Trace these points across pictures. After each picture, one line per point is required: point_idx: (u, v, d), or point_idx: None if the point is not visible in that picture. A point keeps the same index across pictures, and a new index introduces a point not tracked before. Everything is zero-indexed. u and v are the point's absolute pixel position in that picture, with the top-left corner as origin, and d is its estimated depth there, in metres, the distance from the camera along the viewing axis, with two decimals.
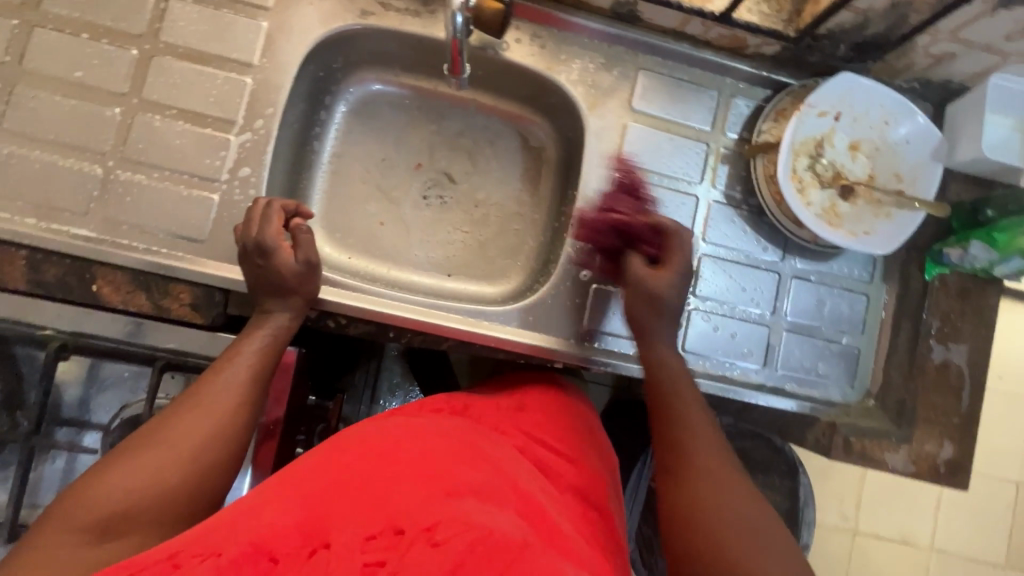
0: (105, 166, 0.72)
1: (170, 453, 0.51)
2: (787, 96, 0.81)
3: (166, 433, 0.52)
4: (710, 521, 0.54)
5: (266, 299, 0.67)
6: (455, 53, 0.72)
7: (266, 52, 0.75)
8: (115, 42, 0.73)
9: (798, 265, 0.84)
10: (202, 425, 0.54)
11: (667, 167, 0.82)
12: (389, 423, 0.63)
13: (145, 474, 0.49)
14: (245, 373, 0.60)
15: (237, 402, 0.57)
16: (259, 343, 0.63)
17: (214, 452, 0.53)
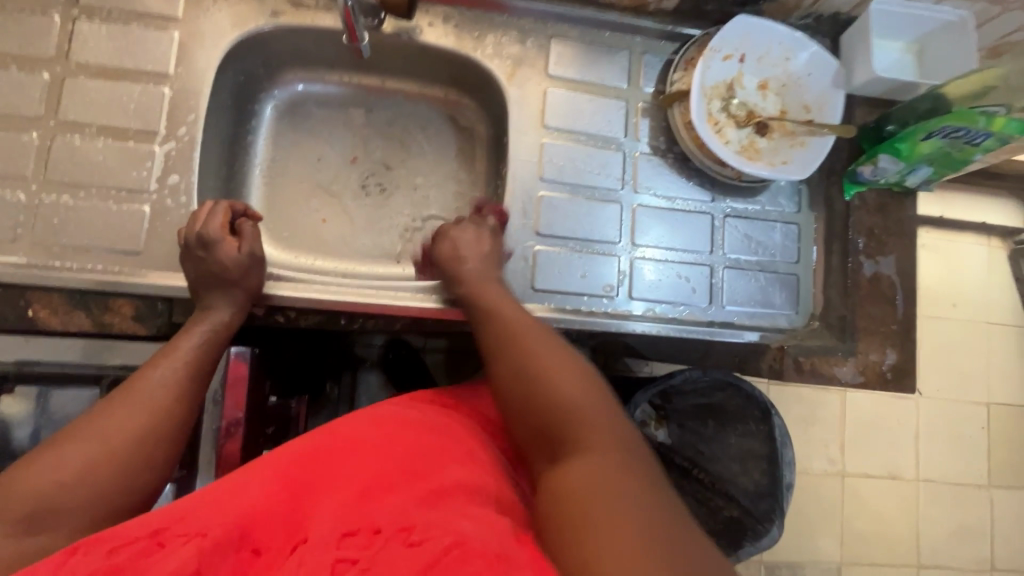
0: (28, 190, 0.71)
1: (95, 446, 0.50)
2: (694, 45, 0.85)
3: (91, 429, 0.52)
4: (531, 416, 0.55)
5: (206, 296, 0.67)
6: (350, 21, 0.71)
7: (181, 61, 0.76)
8: (24, 68, 0.73)
9: (729, 204, 0.87)
10: (131, 422, 0.54)
11: (591, 126, 0.85)
12: (385, 414, 0.61)
13: (70, 471, 0.47)
14: (179, 370, 0.60)
15: (168, 400, 0.57)
16: (195, 343, 0.63)
17: (145, 450, 0.53)
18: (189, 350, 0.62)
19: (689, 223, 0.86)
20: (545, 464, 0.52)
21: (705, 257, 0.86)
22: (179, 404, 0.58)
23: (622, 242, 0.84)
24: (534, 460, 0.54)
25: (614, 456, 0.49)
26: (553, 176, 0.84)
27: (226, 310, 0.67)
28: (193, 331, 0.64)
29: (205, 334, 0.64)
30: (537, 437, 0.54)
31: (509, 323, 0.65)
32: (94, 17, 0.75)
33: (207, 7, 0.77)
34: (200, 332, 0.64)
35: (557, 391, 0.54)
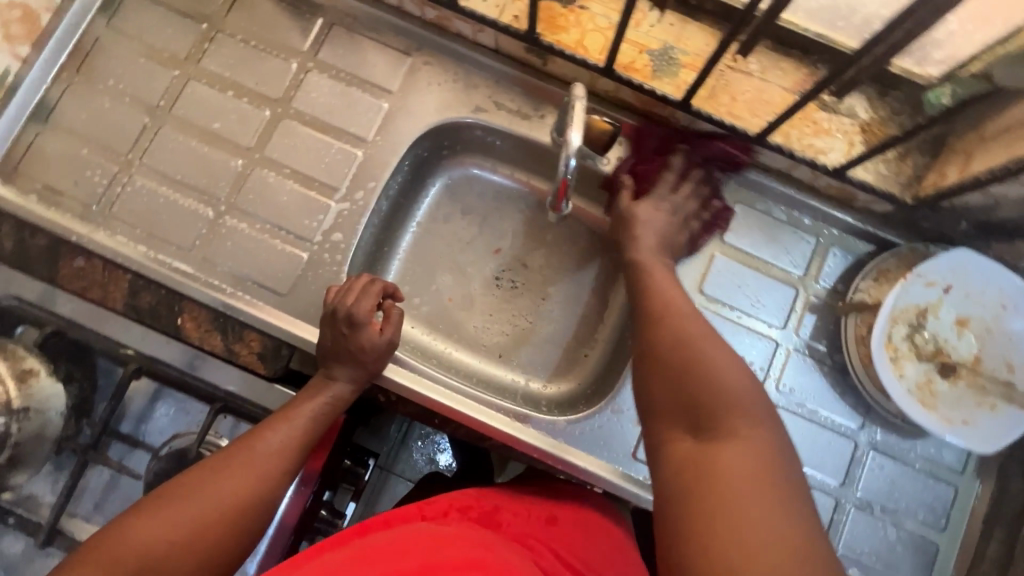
0: (217, 211, 0.78)
1: (211, 507, 0.53)
2: (893, 256, 0.76)
3: (209, 485, 0.55)
4: (675, 393, 0.55)
5: (331, 368, 0.69)
6: (562, 188, 0.69)
7: (381, 129, 0.81)
8: (253, 102, 0.81)
9: (879, 436, 0.77)
10: (224, 496, 0.55)
11: (749, 303, 0.79)
12: (416, 529, 0.55)
13: (180, 531, 0.51)
14: (285, 443, 0.61)
15: (262, 475, 0.58)
16: (307, 416, 0.64)
17: (246, 512, 0.55)
18: (301, 421, 0.64)
19: (827, 444, 0.77)
20: (676, 440, 0.52)
21: (833, 487, 0.76)
22: (272, 484, 0.58)
23: None
24: (663, 438, 0.54)
25: (768, 446, 0.48)
26: None
27: (342, 386, 0.68)
28: (311, 401, 0.66)
29: (316, 407, 0.66)
30: (680, 408, 0.53)
31: (679, 311, 0.63)
32: (324, 72, 0.81)
33: (420, 87, 0.82)
34: (315, 401, 0.66)
35: (716, 384, 0.52)
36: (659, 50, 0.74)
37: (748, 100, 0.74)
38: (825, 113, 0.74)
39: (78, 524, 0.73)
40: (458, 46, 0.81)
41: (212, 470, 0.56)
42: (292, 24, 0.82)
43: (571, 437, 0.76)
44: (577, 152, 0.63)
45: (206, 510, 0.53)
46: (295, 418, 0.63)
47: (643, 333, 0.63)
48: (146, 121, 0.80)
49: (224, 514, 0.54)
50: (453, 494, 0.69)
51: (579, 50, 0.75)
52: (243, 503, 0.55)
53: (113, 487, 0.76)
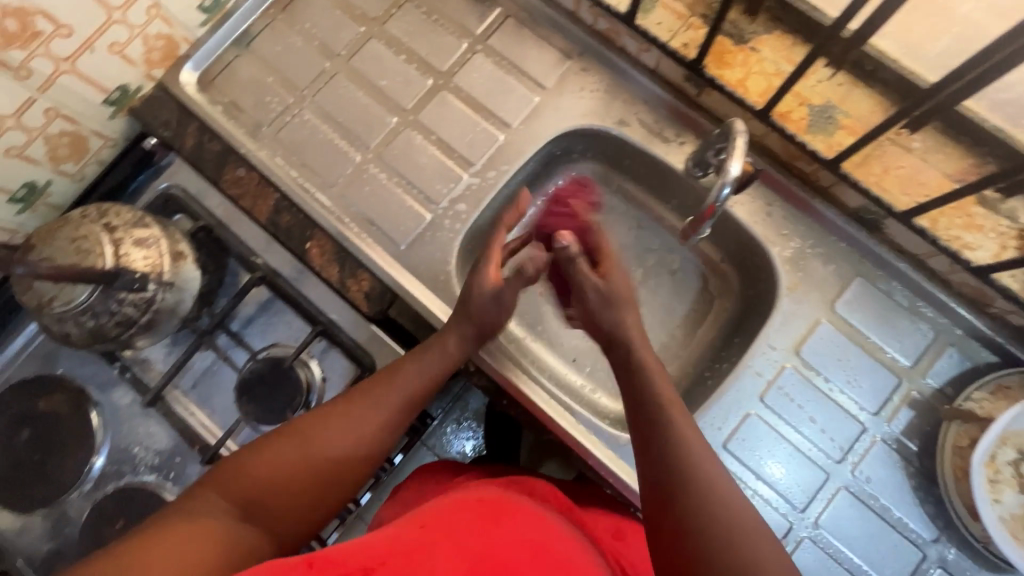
0: (364, 157, 0.86)
1: (309, 455, 0.59)
2: (1019, 374, 0.71)
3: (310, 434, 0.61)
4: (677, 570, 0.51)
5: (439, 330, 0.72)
6: (705, 215, 0.68)
7: (526, 120, 0.85)
8: (420, 69, 0.88)
9: (953, 555, 0.72)
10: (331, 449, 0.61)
11: (844, 379, 0.76)
12: (515, 503, 0.61)
13: (281, 471, 0.58)
14: (388, 406, 0.65)
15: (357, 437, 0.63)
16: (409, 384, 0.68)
17: (336, 468, 0.61)
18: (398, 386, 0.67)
19: (891, 546, 0.73)
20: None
21: None
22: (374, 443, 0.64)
23: (802, 513, 0.74)
24: None
25: None
26: (775, 405, 0.76)
27: (438, 364, 0.70)
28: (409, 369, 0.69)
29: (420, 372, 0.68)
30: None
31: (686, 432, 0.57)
32: (489, 57, 0.87)
33: (572, 90, 0.85)
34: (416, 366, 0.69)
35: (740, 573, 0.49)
36: (820, 106, 0.74)
37: (901, 176, 0.72)
38: (982, 210, 0.71)
39: (177, 396, 0.83)
40: (617, 60, 0.85)
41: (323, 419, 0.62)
42: (472, 8, 0.89)
43: (628, 456, 0.77)
44: (735, 182, 0.63)
45: (305, 457, 0.59)
46: (395, 383, 0.67)
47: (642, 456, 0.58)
48: (325, 65, 0.89)
49: (330, 464, 0.60)
50: (533, 481, 0.69)
51: (739, 89, 0.76)
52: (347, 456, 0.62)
53: (212, 372, 0.84)
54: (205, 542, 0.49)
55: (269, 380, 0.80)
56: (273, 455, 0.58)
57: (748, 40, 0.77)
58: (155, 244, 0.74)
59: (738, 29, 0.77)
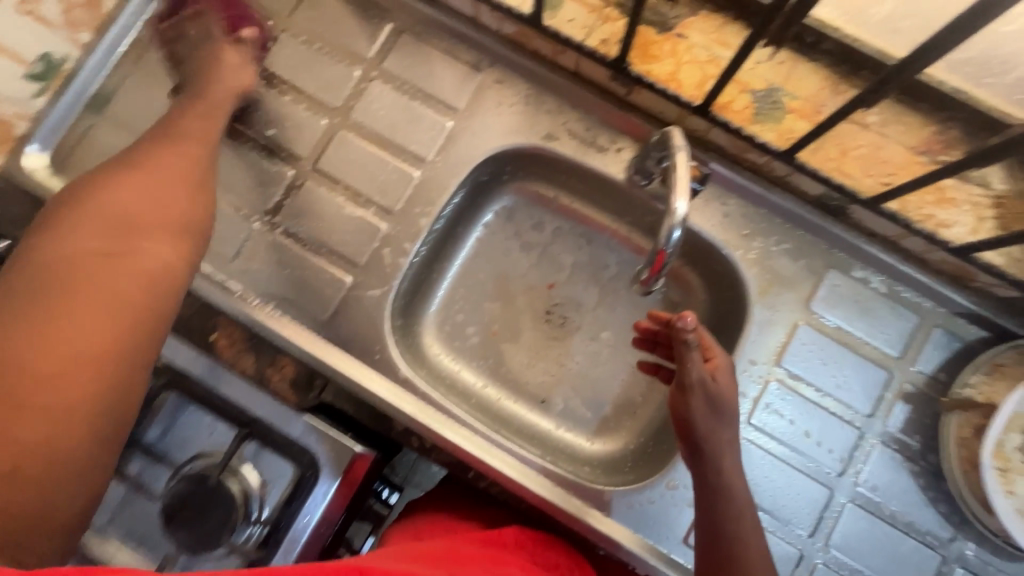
0: (263, 222, 0.74)
1: (129, 203, 0.56)
2: (1013, 349, 0.66)
3: (122, 191, 0.56)
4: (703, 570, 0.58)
5: (102, 173, 0.58)
6: (657, 267, 0.59)
7: (442, 150, 0.75)
8: (311, 109, 0.76)
9: (972, 552, 0.67)
10: (134, 198, 0.56)
11: (832, 382, 0.70)
12: None
13: (109, 230, 0.53)
14: (187, 159, 0.62)
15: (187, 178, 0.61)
16: (195, 121, 0.66)
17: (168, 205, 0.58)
18: (190, 138, 0.64)
19: (908, 554, 0.67)
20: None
21: None
22: (205, 166, 0.63)
23: (811, 538, 0.67)
24: None
25: None
26: (764, 425, 0.69)
27: (204, 103, 0.68)
28: (186, 122, 0.65)
29: (186, 127, 0.64)
30: None
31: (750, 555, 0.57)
32: (387, 82, 0.76)
33: (488, 106, 0.75)
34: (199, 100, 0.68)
35: None
36: (763, 91, 0.66)
37: (862, 157, 0.64)
38: (952, 180, 0.64)
39: (91, 538, 0.66)
40: (533, 65, 0.74)
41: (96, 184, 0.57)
42: (360, 28, 0.77)
43: (618, 511, 0.69)
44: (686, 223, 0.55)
45: (126, 211, 0.55)
46: (165, 155, 0.61)
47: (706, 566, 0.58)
48: None
49: (158, 207, 0.57)
50: (545, 543, 0.64)
51: (671, 83, 0.67)
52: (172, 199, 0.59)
53: (121, 504, 0.67)
54: (88, 314, 0.48)
55: (194, 505, 0.63)
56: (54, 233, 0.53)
57: (673, 27, 0.68)
58: None
59: (660, 15, 0.68)
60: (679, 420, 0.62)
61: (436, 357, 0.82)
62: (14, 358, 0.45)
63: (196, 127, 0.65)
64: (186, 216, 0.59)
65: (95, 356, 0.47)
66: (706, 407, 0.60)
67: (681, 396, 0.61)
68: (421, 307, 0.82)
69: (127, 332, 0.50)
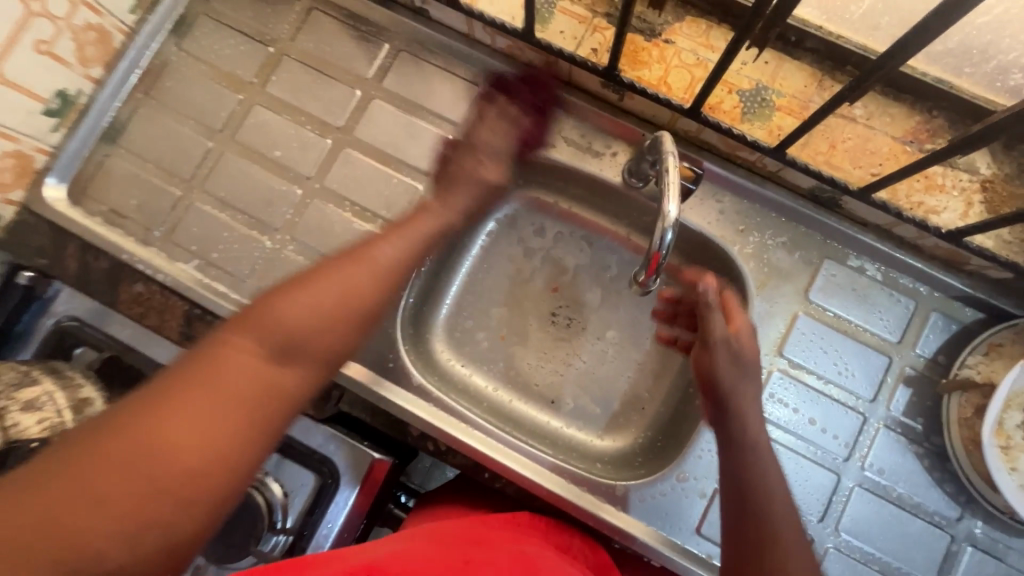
0: (275, 241, 0.76)
1: (332, 288, 0.54)
2: (1010, 329, 0.67)
3: (327, 274, 0.55)
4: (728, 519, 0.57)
5: (328, 261, 0.57)
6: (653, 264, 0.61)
7: (443, 163, 0.77)
8: (315, 129, 0.79)
9: (980, 529, 0.68)
10: (341, 284, 0.55)
11: (834, 370, 0.72)
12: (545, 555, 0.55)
13: (314, 313, 0.52)
14: (387, 250, 0.61)
15: (376, 271, 0.58)
16: (394, 253, 0.61)
17: (350, 292, 0.55)
18: (389, 268, 0.59)
19: (918, 534, 0.69)
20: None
21: None
22: (383, 290, 0.58)
23: (821, 523, 0.69)
24: None
25: None
26: (769, 414, 0.71)
27: (432, 214, 0.68)
28: (381, 247, 0.60)
29: (390, 249, 0.61)
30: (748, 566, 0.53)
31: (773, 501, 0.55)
32: (388, 100, 0.79)
33: None
34: (426, 230, 0.66)
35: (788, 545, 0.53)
36: (750, 91, 0.68)
37: (849, 149, 0.66)
38: (940, 167, 0.65)
39: None
40: (528, 78, 0.77)
41: (288, 285, 0.53)
42: (358, 49, 0.80)
43: (630, 505, 0.71)
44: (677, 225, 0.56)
45: (333, 298, 0.53)
46: (364, 270, 0.57)
47: (732, 514, 0.56)
48: (209, 146, 0.79)
49: (343, 294, 0.54)
50: (563, 535, 0.67)
51: (661, 88, 0.69)
52: (357, 285, 0.56)
53: None
54: (238, 403, 0.45)
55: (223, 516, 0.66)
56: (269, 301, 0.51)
57: (661, 33, 0.70)
58: (48, 402, 0.63)
59: (648, 23, 0.70)
60: (704, 378, 0.65)
61: (447, 363, 0.84)
62: (174, 433, 0.41)
63: (394, 258, 0.61)
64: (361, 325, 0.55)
65: (236, 462, 0.43)
66: (730, 364, 0.63)
67: (705, 352, 0.64)
68: (430, 315, 0.84)
69: (259, 435, 0.45)
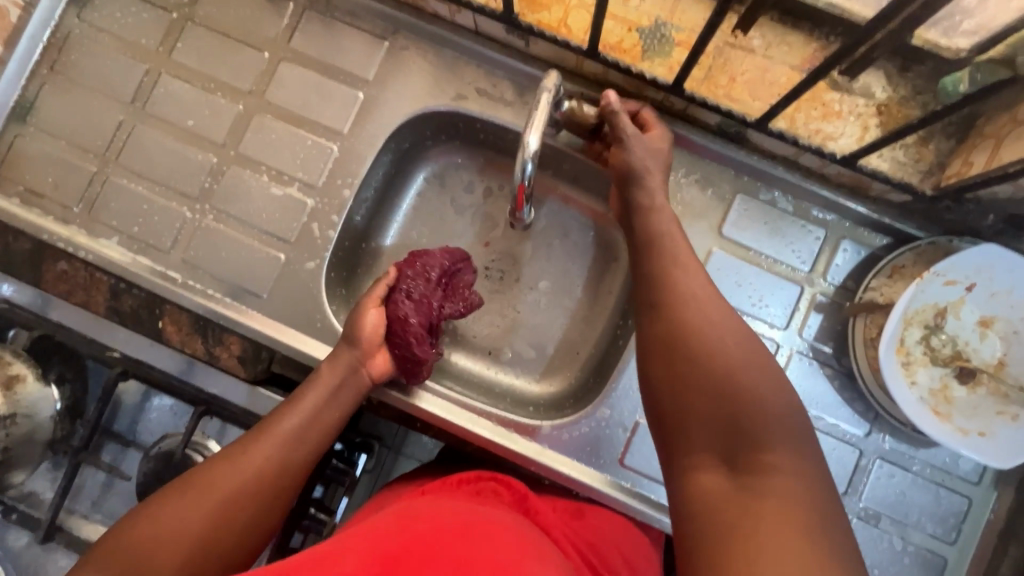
0: (194, 210, 0.77)
1: (209, 493, 0.56)
2: (911, 251, 0.70)
3: (207, 474, 0.58)
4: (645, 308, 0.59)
5: (225, 453, 0.60)
6: (520, 195, 0.61)
7: (356, 122, 0.77)
8: (226, 96, 0.78)
9: (887, 444, 0.72)
10: (223, 483, 0.57)
11: (749, 302, 0.74)
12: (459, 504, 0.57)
13: (181, 523, 0.54)
14: (282, 434, 0.62)
15: (267, 461, 0.60)
16: (270, 453, 0.60)
17: (234, 494, 0.57)
18: (270, 467, 0.60)
19: (833, 453, 0.72)
20: (706, 467, 0.48)
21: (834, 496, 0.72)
22: (267, 490, 0.59)
23: None
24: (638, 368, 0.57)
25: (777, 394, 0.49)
26: None
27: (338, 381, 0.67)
28: (280, 424, 0.62)
29: (266, 448, 0.60)
30: (663, 342, 0.55)
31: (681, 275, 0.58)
32: (297, 61, 0.78)
33: (397, 74, 0.77)
34: (308, 403, 0.64)
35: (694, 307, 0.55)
36: (650, 27, 0.67)
37: (749, 81, 0.67)
38: (837, 94, 0.66)
39: (78, 521, 0.77)
40: (435, 29, 0.76)
41: (158, 502, 0.55)
42: (263, 10, 0.78)
43: (555, 443, 0.74)
44: (537, 156, 0.56)
45: (205, 502, 0.56)
46: (233, 477, 0.58)
47: (657, 364, 0.54)
48: (121, 119, 0.78)
49: (221, 494, 0.56)
50: (482, 475, 0.68)
51: (561, 30, 0.70)
52: (241, 480, 0.58)
53: (109, 489, 0.79)
54: None
55: (168, 477, 0.74)
56: (152, 504, 0.55)
57: None
58: None
59: None
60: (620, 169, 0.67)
61: None
62: None
63: (266, 458, 0.60)
64: (240, 529, 0.57)
65: None
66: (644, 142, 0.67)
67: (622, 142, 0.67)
68: (363, 278, 0.85)
69: None
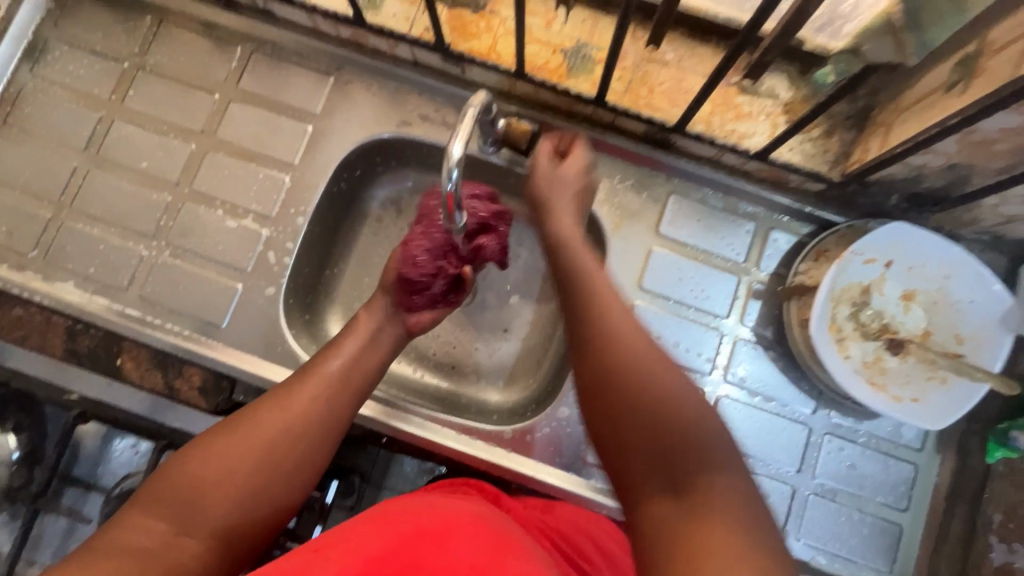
0: (151, 248, 0.78)
1: (256, 430, 0.56)
2: (832, 235, 0.75)
3: (256, 413, 0.58)
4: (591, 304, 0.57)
5: (275, 391, 0.60)
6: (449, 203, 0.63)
7: (307, 152, 0.81)
8: (178, 136, 0.81)
9: (833, 420, 0.76)
10: (271, 422, 0.57)
11: (691, 296, 0.78)
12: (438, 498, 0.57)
13: (231, 460, 0.54)
14: (324, 376, 0.62)
15: (313, 399, 0.60)
16: (315, 394, 0.60)
17: (285, 431, 0.57)
18: (316, 408, 0.60)
19: (787, 433, 0.75)
20: (654, 499, 0.47)
21: (790, 474, 0.74)
22: (314, 429, 0.59)
23: None
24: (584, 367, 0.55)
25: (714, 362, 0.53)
26: None
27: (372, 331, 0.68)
28: (322, 367, 0.62)
29: (311, 390, 0.60)
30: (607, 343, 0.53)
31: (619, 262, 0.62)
32: (246, 100, 0.82)
33: (344, 106, 0.81)
34: (349, 347, 0.65)
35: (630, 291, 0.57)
36: (572, 48, 0.74)
37: (666, 91, 0.73)
38: (746, 97, 0.72)
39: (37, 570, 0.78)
40: (377, 62, 0.81)
41: (208, 440, 0.55)
42: (212, 55, 0.83)
43: (519, 446, 0.76)
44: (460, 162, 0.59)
45: (253, 441, 0.56)
46: (279, 415, 0.58)
47: None
48: (74, 165, 0.80)
49: (270, 431, 0.57)
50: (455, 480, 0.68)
51: (492, 56, 0.75)
52: (288, 418, 0.58)
53: (70, 537, 0.80)
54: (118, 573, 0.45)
55: None
56: (202, 441, 0.56)
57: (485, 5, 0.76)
58: None
59: None
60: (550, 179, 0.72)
61: None
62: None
63: (310, 401, 0.59)
64: (292, 464, 0.57)
65: None
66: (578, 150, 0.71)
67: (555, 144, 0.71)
68: (323, 303, 0.87)
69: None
